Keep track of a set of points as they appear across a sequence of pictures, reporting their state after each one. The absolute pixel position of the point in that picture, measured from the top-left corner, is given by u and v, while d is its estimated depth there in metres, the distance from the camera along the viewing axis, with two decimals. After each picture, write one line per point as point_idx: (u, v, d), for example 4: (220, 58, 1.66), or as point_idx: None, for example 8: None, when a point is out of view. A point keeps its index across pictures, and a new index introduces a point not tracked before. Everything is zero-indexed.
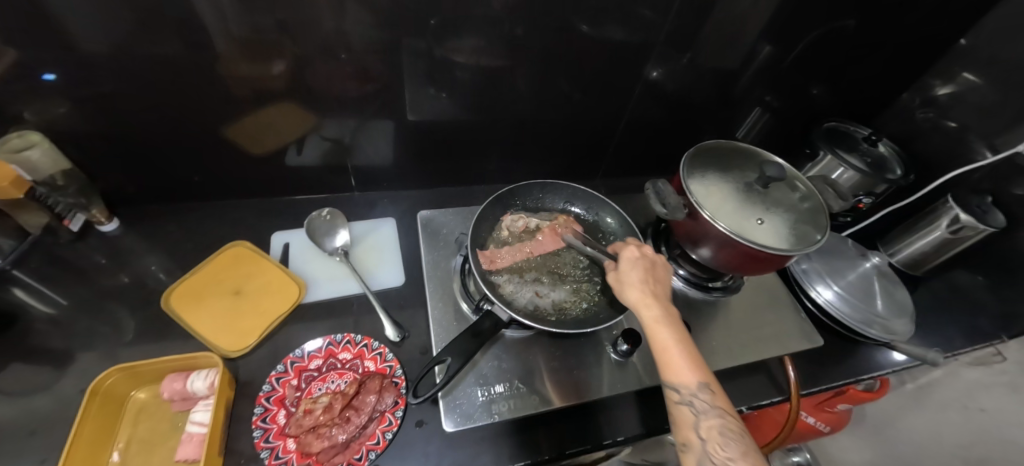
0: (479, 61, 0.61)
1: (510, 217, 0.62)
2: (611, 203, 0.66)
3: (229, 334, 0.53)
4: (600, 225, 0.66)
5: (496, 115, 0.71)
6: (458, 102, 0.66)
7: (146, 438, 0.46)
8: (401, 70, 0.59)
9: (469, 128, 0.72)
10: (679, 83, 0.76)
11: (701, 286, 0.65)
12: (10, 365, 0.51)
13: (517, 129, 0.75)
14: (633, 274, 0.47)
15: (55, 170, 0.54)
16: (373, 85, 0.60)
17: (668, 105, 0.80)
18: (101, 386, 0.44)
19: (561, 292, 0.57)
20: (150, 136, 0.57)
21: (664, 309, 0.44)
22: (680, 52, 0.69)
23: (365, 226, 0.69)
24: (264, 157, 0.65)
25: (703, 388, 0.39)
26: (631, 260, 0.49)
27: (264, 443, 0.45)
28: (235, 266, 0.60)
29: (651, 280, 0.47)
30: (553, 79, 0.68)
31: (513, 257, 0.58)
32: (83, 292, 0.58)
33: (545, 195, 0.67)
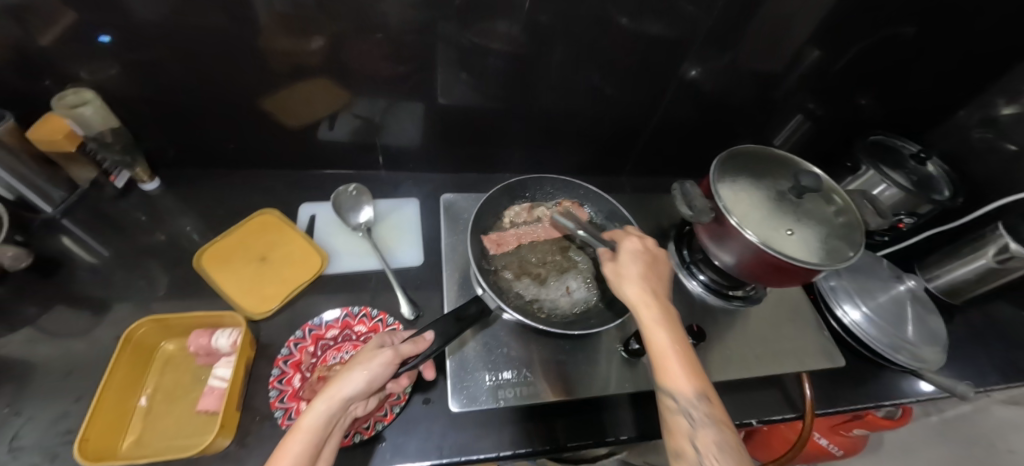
0: (512, 49, 0.61)
1: (513, 209, 0.62)
2: (621, 208, 0.63)
3: (252, 297, 0.55)
4: (611, 226, 0.63)
5: (524, 104, 0.70)
6: (487, 89, 0.66)
7: (170, 388, 0.48)
8: (434, 53, 0.59)
9: (496, 115, 0.71)
10: (716, 84, 0.73)
11: (720, 294, 0.63)
12: (54, 307, 0.55)
13: (545, 120, 0.74)
14: (632, 269, 0.47)
15: (105, 126, 0.56)
16: (404, 66, 0.60)
17: (702, 106, 0.77)
18: (134, 335, 0.47)
19: (582, 287, 0.56)
20: (190, 103, 0.59)
21: (663, 312, 0.44)
22: (720, 52, 0.67)
23: (389, 204, 0.68)
24: (297, 130, 0.67)
25: (701, 397, 0.39)
26: (631, 254, 0.48)
27: (279, 403, 0.47)
28: (262, 232, 0.61)
29: (651, 278, 0.46)
30: (586, 72, 0.67)
31: (517, 256, 0.57)
32: (121, 245, 0.61)
33: (556, 192, 0.65)
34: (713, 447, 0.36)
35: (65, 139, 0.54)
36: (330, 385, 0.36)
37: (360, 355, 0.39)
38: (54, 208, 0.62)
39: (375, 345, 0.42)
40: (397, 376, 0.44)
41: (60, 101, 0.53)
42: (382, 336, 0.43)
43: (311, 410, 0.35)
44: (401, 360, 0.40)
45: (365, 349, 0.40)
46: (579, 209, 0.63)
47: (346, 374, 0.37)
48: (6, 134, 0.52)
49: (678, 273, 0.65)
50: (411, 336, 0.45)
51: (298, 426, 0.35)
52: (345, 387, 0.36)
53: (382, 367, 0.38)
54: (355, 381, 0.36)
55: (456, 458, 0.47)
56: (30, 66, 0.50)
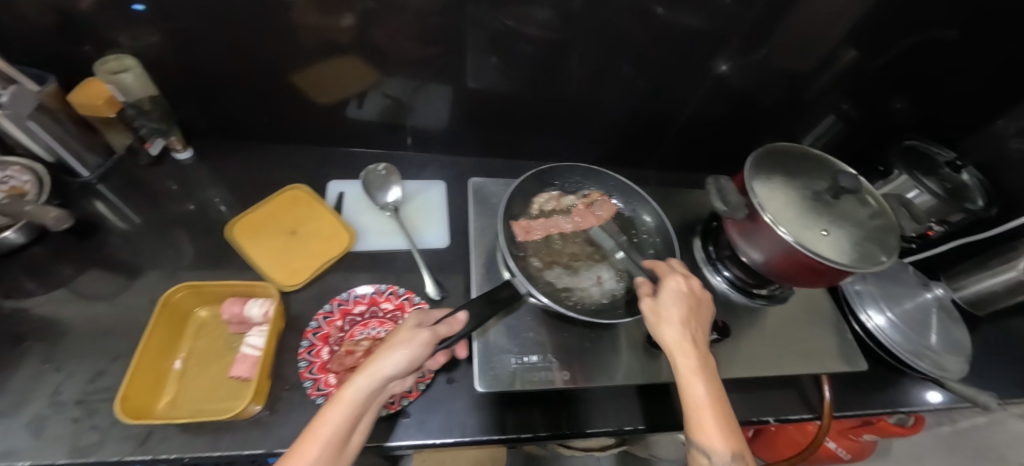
0: (545, 35, 0.60)
1: (541, 196, 0.61)
2: (650, 200, 0.63)
3: (281, 270, 0.55)
4: (638, 217, 0.63)
5: (554, 91, 0.70)
6: (517, 74, 0.66)
7: (203, 354, 0.49)
8: (465, 36, 0.59)
9: (525, 102, 0.71)
10: (748, 80, 0.72)
11: (744, 292, 0.63)
12: (89, 270, 0.56)
13: (572, 109, 0.74)
14: (673, 310, 0.44)
15: (145, 94, 0.56)
16: (435, 47, 0.60)
17: (733, 103, 0.76)
18: (171, 298, 0.48)
19: (614, 278, 0.56)
20: (224, 74, 0.60)
21: (701, 360, 0.41)
22: (755, 47, 0.66)
23: (416, 185, 0.68)
24: (327, 107, 0.67)
25: (738, 460, 0.36)
26: (675, 292, 0.46)
27: (308, 374, 0.48)
28: (291, 207, 0.61)
29: (693, 322, 0.44)
30: (618, 61, 0.66)
31: (547, 244, 0.57)
32: (153, 213, 0.62)
33: (584, 181, 0.65)
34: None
35: (105, 104, 0.55)
36: (370, 362, 0.36)
37: (397, 335, 0.39)
38: (90, 174, 0.62)
39: (413, 325, 0.41)
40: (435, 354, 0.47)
41: (103, 67, 0.53)
42: (420, 317, 0.42)
43: (352, 383, 0.35)
44: (439, 340, 0.40)
45: (403, 329, 0.40)
46: (606, 203, 0.63)
47: (386, 352, 0.37)
48: (49, 97, 0.53)
49: (703, 269, 0.66)
50: (445, 316, 0.44)
51: (340, 398, 0.35)
52: (386, 365, 0.36)
53: (422, 347, 0.38)
54: (395, 360, 0.36)
55: (477, 437, 0.48)
56: (73, 30, 0.51)
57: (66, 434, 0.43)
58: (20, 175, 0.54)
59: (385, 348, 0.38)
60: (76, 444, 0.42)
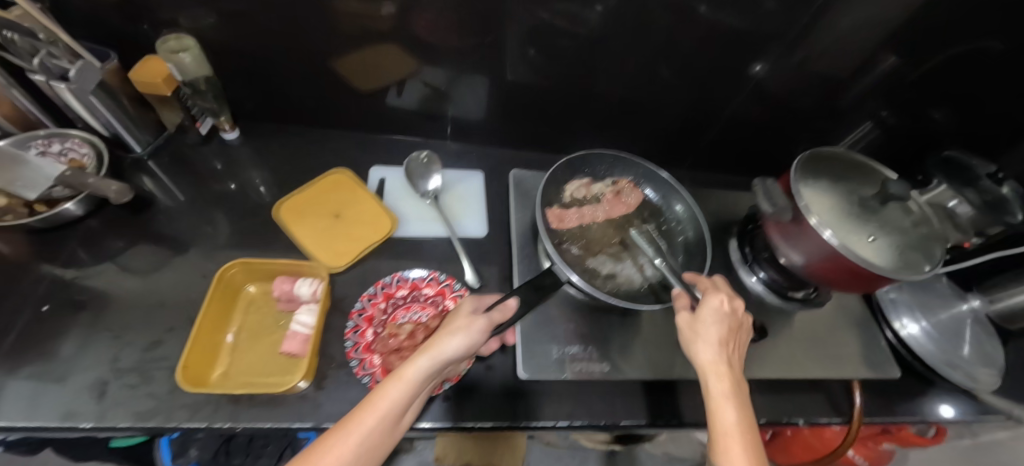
0: (587, 30, 0.60)
1: (573, 184, 0.62)
2: (683, 190, 0.62)
3: (326, 251, 0.56)
4: (670, 206, 0.63)
5: (591, 86, 0.70)
6: (557, 67, 0.66)
7: (253, 329, 0.51)
8: (506, 27, 0.59)
9: (562, 95, 0.71)
10: (781, 83, 0.72)
11: (781, 293, 0.63)
12: (139, 244, 0.58)
13: (608, 105, 0.74)
14: (714, 330, 0.43)
15: (200, 74, 0.57)
16: (478, 38, 0.60)
17: (766, 104, 0.76)
18: (224, 274, 0.49)
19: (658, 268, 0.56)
20: (271, 57, 0.61)
21: (734, 387, 0.40)
22: (791, 49, 0.66)
23: (455, 175, 0.68)
24: (368, 94, 0.68)
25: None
26: (714, 308, 0.45)
27: (354, 354, 0.49)
28: (335, 190, 0.62)
29: (731, 345, 0.43)
30: (656, 59, 0.66)
31: (584, 232, 0.58)
32: (198, 191, 0.64)
33: (613, 170, 0.64)
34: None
35: (163, 83, 0.55)
36: (432, 344, 0.38)
37: (454, 320, 0.40)
38: (141, 149, 0.63)
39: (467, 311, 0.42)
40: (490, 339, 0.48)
41: (164, 46, 0.55)
42: (472, 303, 0.44)
43: (414, 363, 0.37)
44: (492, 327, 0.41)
45: (459, 315, 0.41)
46: (634, 190, 0.64)
47: (447, 337, 0.39)
48: (109, 74, 0.54)
49: (738, 269, 0.66)
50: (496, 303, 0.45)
51: (399, 374, 0.36)
52: (447, 348, 0.38)
53: (478, 335, 0.39)
54: (456, 343, 0.38)
55: (511, 423, 0.46)
56: (133, 8, 0.52)
57: (125, 399, 0.45)
58: (79, 147, 0.56)
59: (442, 332, 0.39)
60: (136, 409, 0.44)
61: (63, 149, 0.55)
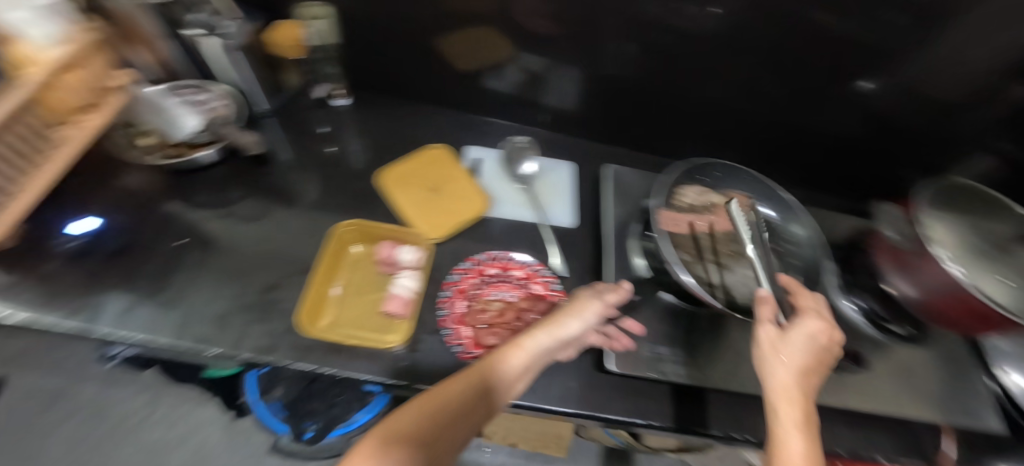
0: (691, 28, 0.59)
1: (683, 185, 0.53)
2: (808, 214, 0.55)
3: (425, 222, 0.60)
4: (790, 229, 0.55)
5: (687, 87, 0.68)
6: (655, 64, 0.65)
7: (356, 286, 0.55)
8: (612, 18, 0.58)
9: (658, 94, 0.70)
10: (888, 99, 0.65)
11: (878, 325, 0.58)
12: (253, 195, 0.62)
13: (702, 108, 0.71)
14: (798, 353, 0.38)
15: (326, 42, 0.61)
16: (579, 27, 0.60)
17: (869, 121, 0.69)
18: (343, 230, 0.56)
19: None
20: (384, 30, 0.63)
21: (807, 416, 0.35)
22: (897, 61, 0.60)
23: (549, 163, 0.70)
24: (468, 74, 0.70)
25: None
26: (799, 331, 0.40)
27: (446, 323, 0.51)
28: (435, 165, 0.66)
29: (811, 373, 0.38)
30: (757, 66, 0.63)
31: (691, 238, 0.51)
32: (304, 151, 0.67)
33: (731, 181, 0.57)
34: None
35: (295, 48, 0.60)
36: (552, 321, 0.44)
37: (572, 304, 0.46)
38: (265, 105, 0.67)
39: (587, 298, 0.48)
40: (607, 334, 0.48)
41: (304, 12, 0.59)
42: (591, 293, 0.49)
43: (535, 336, 0.41)
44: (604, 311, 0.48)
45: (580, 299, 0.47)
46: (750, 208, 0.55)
47: (565, 318, 0.44)
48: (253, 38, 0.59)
49: (832, 292, 0.62)
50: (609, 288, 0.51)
51: (521, 343, 0.40)
52: (567, 330, 0.44)
53: (592, 317, 0.46)
54: (573, 326, 0.44)
55: (580, 410, 0.46)
56: None
57: (247, 333, 0.49)
58: (219, 101, 0.59)
59: (561, 314, 0.45)
60: (255, 344, 0.48)
61: (207, 99, 0.58)
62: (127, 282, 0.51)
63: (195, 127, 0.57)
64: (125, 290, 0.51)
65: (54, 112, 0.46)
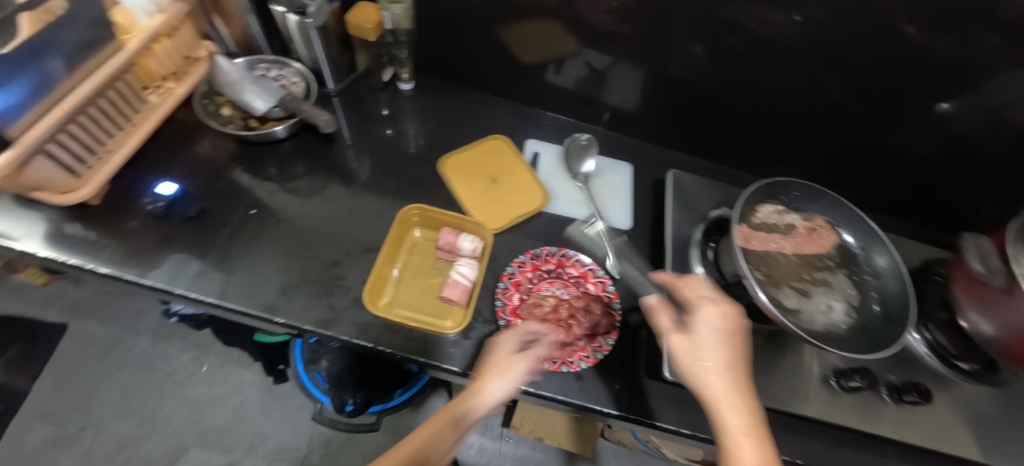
0: (766, 36, 0.56)
1: (762, 205, 0.53)
2: (891, 245, 0.51)
3: (482, 212, 0.60)
4: (872, 259, 0.51)
5: (754, 95, 0.65)
6: (723, 69, 0.62)
7: (414, 269, 0.56)
8: (681, 21, 0.57)
9: (722, 101, 0.67)
10: (971, 123, 0.59)
11: (948, 360, 0.55)
12: (315, 170, 0.63)
13: (766, 118, 0.68)
14: (713, 352, 0.35)
15: (401, 27, 0.61)
16: (647, 27, 0.58)
17: (948, 146, 0.63)
18: (408, 215, 0.58)
19: (847, 311, 0.48)
20: (450, 15, 0.63)
21: (749, 417, 0.32)
22: (983, 81, 0.53)
23: (605, 163, 0.70)
24: (529, 66, 0.69)
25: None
26: (710, 327, 0.36)
27: (501, 315, 0.52)
28: (494, 156, 0.66)
29: (736, 365, 0.35)
30: (829, 80, 0.60)
31: (768, 261, 0.50)
32: (365, 131, 0.68)
33: (808, 205, 0.55)
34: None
35: (372, 30, 0.59)
36: (476, 387, 0.41)
37: (495, 362, 0.42)
38: (334, 85, 0.68)
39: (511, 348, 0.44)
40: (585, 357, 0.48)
41: None
42: (513, 336, 0.45)
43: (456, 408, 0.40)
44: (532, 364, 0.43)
45: (501, 353, 0.43)
46: (829, 232, 0.54)
47: (489, 380, 0.41)
48: (331, 19, 0.59)
49: None
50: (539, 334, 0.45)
51: (444, 418, 0.40)
52: (495, 394, 0.40)
53: (520, 377, 0.41)
54: (498, 389, 0.40)
55: (633, 416, 0.46)
56: None
57: (310, 305, 0.51)
58: (291, 76, 0.63)
59: (486, 373, 0.42)
60: (317, 316, 0.50)
61: (279, 75, 0.63)
62: (200, 245, 0.54)
63: (263, 108, 0.59)
64: (198, 253, 0.53)
65: (149, 79, 0.55)
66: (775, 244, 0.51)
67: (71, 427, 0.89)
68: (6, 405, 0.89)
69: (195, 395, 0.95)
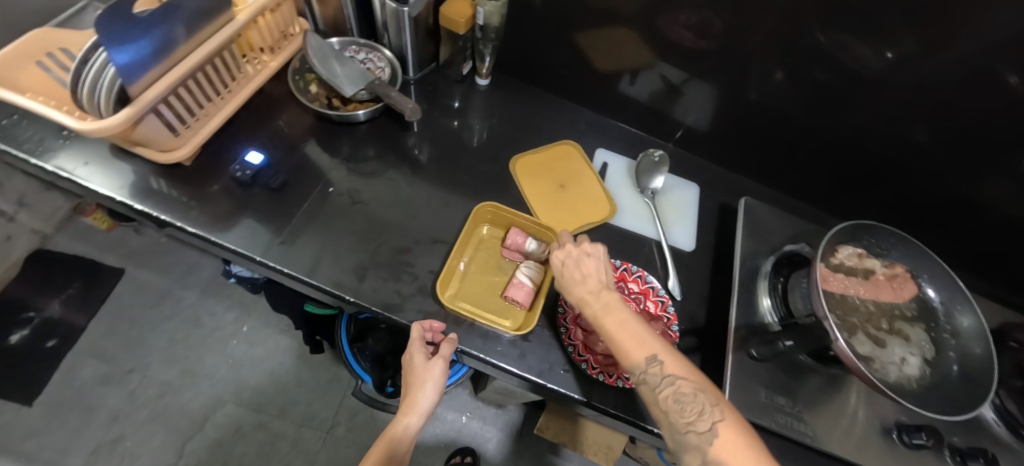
0: (858, 72, 0.54)
1: (844, 246, 0.52)
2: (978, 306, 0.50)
3: (551, 218, 0.61)
4: (954, 317, 0.50)
5: (834, 128, 0.63)
6: (807, 100, 0.60)
7: (480, 265, 0.57)
8: (765, 42, 0.55)
9: (799, 131, 0.65)
10: None
11: (1016, 429, 0.52)
12: (388, 155, 0.64)
13: (842, 152, 0.66)
14: (563, 271, 0.43)
15: (491, 24, 0.61)
16: (732, 49, 0.57)
17: None
18: (480, 210, 0.58)
19: (922, 365, 0.47)
20: (534, 15, 0.63)
21: (599, 297, 0.40)
22: None
23: (674, 182, 0.70)
24: (604, 74, 0.69)
25: (653, 360, 0.35)
26: (557, 264, 0.45)
27: (564, 321, 0.52)
28: (563, 162, 0.67)
29: (587, 271, 0.42)
30: (920, 123, 0.57)
31: (844, 304, 0.49)
32: (438, 121, 0.69)
33: (891, 251, 0.53)
34: (677, 405, 0.33)
35: (464, 23, 0.60)
36: (409, 400, 0.49)
37: (415, 375, 0.49)
38: (414, 73, 0.70)
39: (423, 357, 0.48)
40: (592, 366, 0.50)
41: None
42: (420, 343, 0.48)
43: (402, 423, 0.48)
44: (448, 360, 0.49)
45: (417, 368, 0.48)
46: (909, 282, 0.52)
47: (418, 391, 0.49)
48: (425, 11, 0.60)
49: None
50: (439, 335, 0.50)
51: (391, 433, 0.49)
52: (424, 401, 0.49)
53: (440, 375, 0.49)
54: (428, 394, 0.49)
55: None
56: None
57: (379, 288, 0.52)
58: (377, 61, 0.65)
59: (414, 387, 0.49)
60: (384, 300, 0.51)
61: (366, 58, 0.64)
62: (279, 216, 0.56)
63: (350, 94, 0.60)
64: (277, 223, 0.55)
65: (248, 49, 0.57)
66: (852, 287, 0.50)
67: (120, 368, 0.94)
68: (63, 338, 0.95)
69: (234, 353, 0.99)
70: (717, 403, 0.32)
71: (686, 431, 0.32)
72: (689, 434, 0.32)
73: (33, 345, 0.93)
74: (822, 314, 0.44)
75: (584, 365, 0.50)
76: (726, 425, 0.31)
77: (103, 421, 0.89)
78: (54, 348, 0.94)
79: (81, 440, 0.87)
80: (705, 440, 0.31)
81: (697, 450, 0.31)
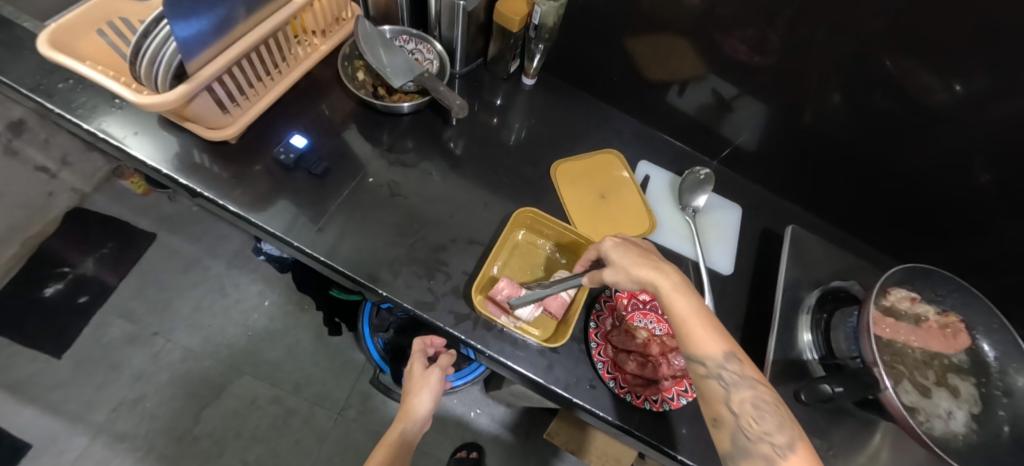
0: (931, 107, 0.51)
1: (898, 289, 0.49)
2: None
3: (588, 228, 0.60)
4: (1009, 376, 0.48)
5: (894, 162, 0.60)
6: (869, 130, 0.57)
7: (513, 269, 0.56)
8: (827, 62, 0.52)
9: (856, 161, 0.62)
10: None
11: None
12: (428, 149, 0.63)
13: (900, 187, 0.63)
14: (626, 255, 0.41)
15: (547, 25, 0.59)
16: (796, 71, 0.55)
17: None
18: (519, 215, 0.57)
19: (970, 422, 0.45)
20: (590, 19, 0.61)
21: (679, 278, 0.39)
22: None
23: (716, 202, 0.68)
24: (655, 85, 0.66)
25: (730, 359, 0.36)
26: (618, 249, 0.42)
27: (594, 336, 0.52)
28: (605, 171, 0.66)
29: (650, 256, 0.41)
30: (990, 168, 0.54)
31: (892, 348, 0.47)
32: (481, 118, 0.68)
33: (948, 299, 0.51)
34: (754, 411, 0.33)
35: (519, 22, 0.58)
36: (407, 407, 0.54)
37: (414, 384, 0.55)
38: (461, 67, 0.68)
39: (423, 366, 0.57)
40: (621, 387, 0.49)
41: None
42: (421, 353, 0.57)
43: (398, 429, 0.52)
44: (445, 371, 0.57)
45: (417, 373, 0.56)
46: (961, 333, 0.50)
47: (416, 398, 0.54)
48: (480, 5, 0.59)
49: None
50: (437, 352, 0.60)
51: (387, 440, 0.52)
52: (421, 408, 0.54)
53: (437, 383, 0.55)
54: (425, 400, 0.54)
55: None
56: None
57: (412, 285, 0.52)
58: (427, 53, 0.64)
59: (412, 395, 0.55)
60: (417, 297, 0.51)
61: (415, 49, 0.64)
62: (318, 202, 0.56)
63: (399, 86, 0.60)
64: (316, 210, 0.55)
65: (301, 32, 0.57)
66: (901, 332, 0.48)
67: (145, 329, 0.97)
68: (95, 295, 0.98)
69: (255, 326, 1.01)
70: (792, 421, 0.33)
71: (759, 440, 0.32)
72: (761, 444, 0.32)
73: (66, 299, 0.96)
74: (873, 360, 0.41)
75: (612, 384, 0.49)
76: (801, 443, 0.32)
77: (126, 379, 0.92)
78: (85, 304, 0.97)
79: (104, 396, 0.90)
80: (782, 452, 0.31)
81: (768, 459, 0.31)
